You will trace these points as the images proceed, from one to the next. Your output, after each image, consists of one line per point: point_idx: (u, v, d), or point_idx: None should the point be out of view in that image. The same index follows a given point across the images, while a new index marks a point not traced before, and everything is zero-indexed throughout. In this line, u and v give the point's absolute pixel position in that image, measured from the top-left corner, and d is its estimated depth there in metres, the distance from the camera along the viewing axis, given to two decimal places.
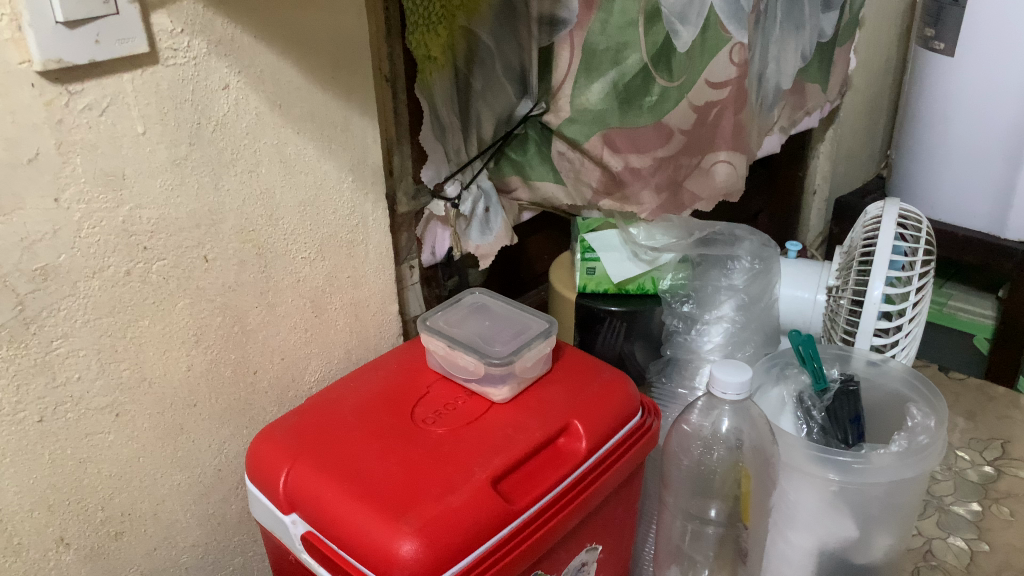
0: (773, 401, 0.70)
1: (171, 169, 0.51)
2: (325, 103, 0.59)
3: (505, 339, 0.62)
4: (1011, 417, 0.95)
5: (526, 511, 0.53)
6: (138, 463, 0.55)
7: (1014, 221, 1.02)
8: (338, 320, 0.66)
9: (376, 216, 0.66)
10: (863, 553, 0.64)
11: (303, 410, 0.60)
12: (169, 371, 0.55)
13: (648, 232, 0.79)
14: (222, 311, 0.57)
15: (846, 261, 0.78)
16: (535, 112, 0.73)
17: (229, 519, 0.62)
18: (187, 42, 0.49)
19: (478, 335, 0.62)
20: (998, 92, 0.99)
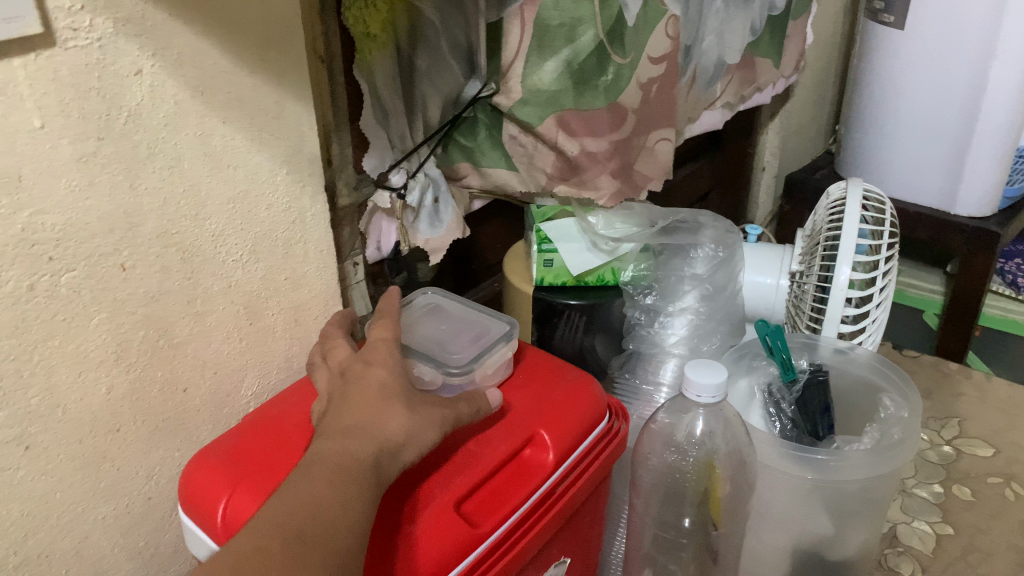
0: (741, 394, 0.67)
1: (78, 168, 0.44)
2: (255, 88, 0.52)
3: (463, 343, 0.57)
4: (964, 393, 0.94)
5: (492, 535, 0.48)
6: (54, 499, 0.49)
7: (965, 196, 1.03)
8: (277, 327, 0.60)
9: (315, 211, 0.60)
10: (837, 549, 0.62)
11: (241, 430, 0.54)
12: (87, 395, 0.48)
13: (608, 219, 0.75)
14: (146, 325, 0.51)
15: (811, 246, 0.76)
16: (485, 93, 0.67)
17: (162, 550, 0.57)
18: (90, 20, 0.42)
19: (433, 340, 0.57)
20: (949, 68, 0.98)
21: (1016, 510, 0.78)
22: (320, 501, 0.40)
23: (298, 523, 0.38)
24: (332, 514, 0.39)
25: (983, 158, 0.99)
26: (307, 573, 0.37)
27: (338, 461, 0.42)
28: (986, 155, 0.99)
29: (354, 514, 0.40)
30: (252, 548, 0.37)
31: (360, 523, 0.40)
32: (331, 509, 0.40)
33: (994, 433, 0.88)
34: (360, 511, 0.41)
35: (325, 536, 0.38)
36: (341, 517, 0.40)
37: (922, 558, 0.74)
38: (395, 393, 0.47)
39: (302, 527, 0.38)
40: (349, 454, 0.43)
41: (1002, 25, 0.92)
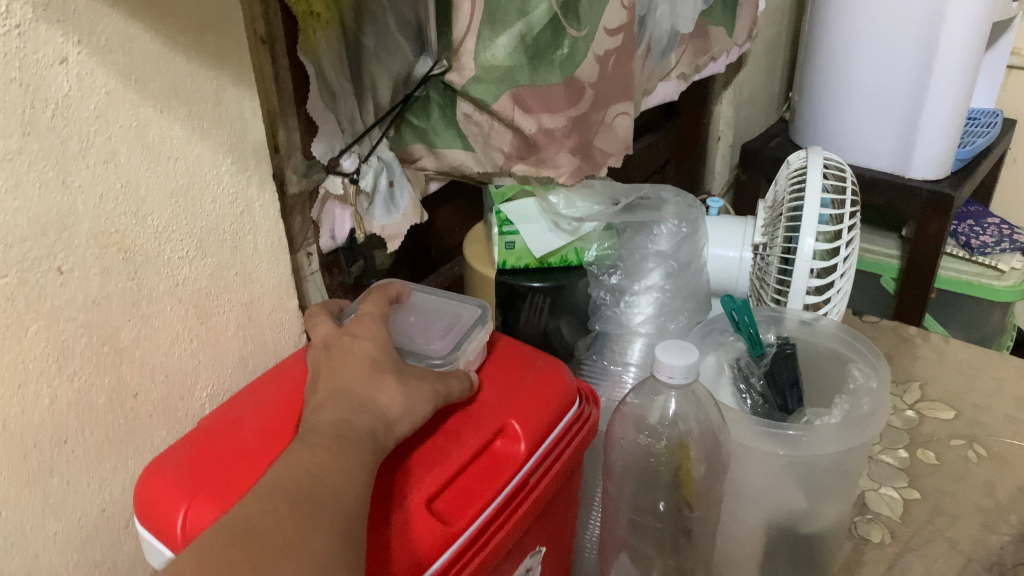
0: (710, 370, 0.66)
1: (3, 167, 0.41)
2: (192, 73, 0.49)
3: (437, 332, 0.55)
4: (923, 356, 0.95)
5: (467, 532, 0.47)
6: (0, 520, 0.45)
7: (918, 159, 1.03)
8: (229, 324, 0.57)
9: (264, 200, 0.57)
10: (810, 522, 0.62)
11: (196, 437, 0.51)
12: (28, 409, 0.45)
13: (568, 197, 0.73)
14: (88, 330, 0.47)
15: (773, 217, 0.76)
16: (437, 70, 0.65)
17: (120, 563, 0.54)
18: (6, 6, 0.39)
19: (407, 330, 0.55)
20: (898, 32, 0.98)
21: (979, 473, 0.79)
22: (323, 467, 0.39)
23: (304, 488, 0.38)
24: (335, 480, 0.39)
25: (935, 120, 1.00)
26: (316, 538, 0.36)
27: (335, 434, 0.42)
28: (938, 118, 0.99)
29: (354, 482, 0.40)
30: (257, 511, 0.36)
31: (362, 491, 0.40)
32: (333, 474, 0.39)
33: (954, 396, 0.89)
34: (360, 480, 0.40)
35: (330, 501, 0.38)
36: (343, 485, 0.39)
37: (891, 524, 0.74)
38: (386, 366, 0.47)
39: (310, 491, 0.38)
40: (345, 425, 0.42)
41: None
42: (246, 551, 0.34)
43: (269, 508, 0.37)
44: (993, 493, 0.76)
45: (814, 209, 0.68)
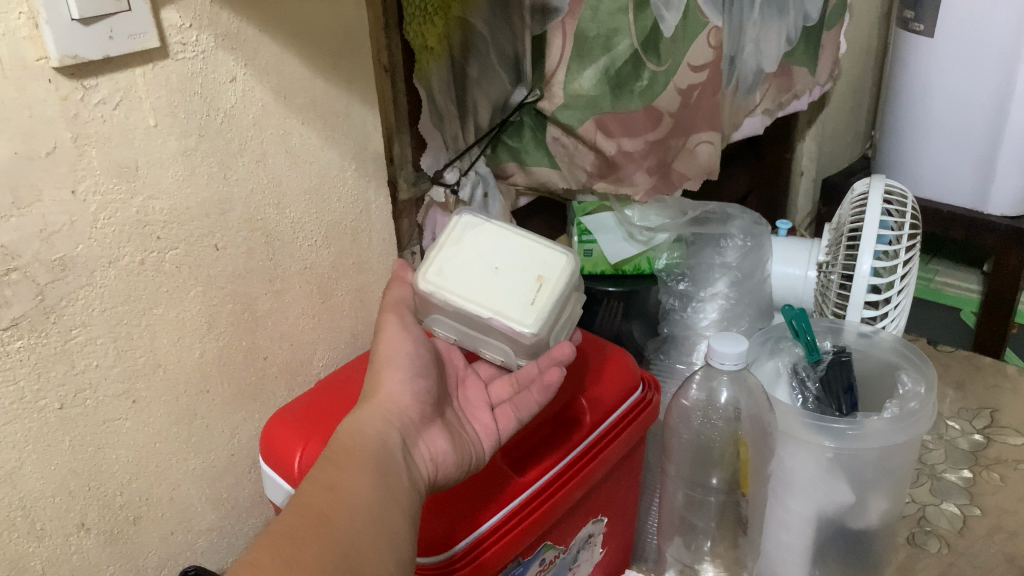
0: (768, 372, 0.71)
1: (181, 160, 0.52)
2: (326, 92, 0.60)
3: None
4: (998, 385, 0.97)
5: (535, 483, 0.54)
6: (154, 449, 0.55)
7: (996, 196, 1.10)
8: (343, 305, 0.67)
9: (378, 203, 0.68)
10: (859, 518, 0.65)
11: (314, 393, 0.61)
12: (183, 358, 0.56)
13: (643, 212, 0.83)
14: (233, 299, 0.58)
15: (836, 237, 0.82)
16: (530, 99, 0.75)
17: (241, 503, 0.64)
18: (195, 36, 0.50)
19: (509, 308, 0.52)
20: (974, 75, 1.06)
21: None
22: (312, 501, 0.40)
23: (298, 524, 0.39)
24: (330, 507, 0.40)
25: (1012, 160, 1.07)
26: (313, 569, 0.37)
27: (325, 464, 0.43)
28: (1015, 156, 1.06)
29: (361, 494, 0.42)
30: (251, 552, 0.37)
31: (368, 506, 0.41)
32: (319, 501, 0.40)
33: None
34: (352, 494, 0.41)
35: (321, 526, 0.39)
36: (332, 509, 0.40)
37: (949, 537, 0.77)
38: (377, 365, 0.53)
39: (301, 525, 0.39)
40: (332, 454, 0.44)
41: None
42: None
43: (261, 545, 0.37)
44: None
45: (873, 229, 0.73)
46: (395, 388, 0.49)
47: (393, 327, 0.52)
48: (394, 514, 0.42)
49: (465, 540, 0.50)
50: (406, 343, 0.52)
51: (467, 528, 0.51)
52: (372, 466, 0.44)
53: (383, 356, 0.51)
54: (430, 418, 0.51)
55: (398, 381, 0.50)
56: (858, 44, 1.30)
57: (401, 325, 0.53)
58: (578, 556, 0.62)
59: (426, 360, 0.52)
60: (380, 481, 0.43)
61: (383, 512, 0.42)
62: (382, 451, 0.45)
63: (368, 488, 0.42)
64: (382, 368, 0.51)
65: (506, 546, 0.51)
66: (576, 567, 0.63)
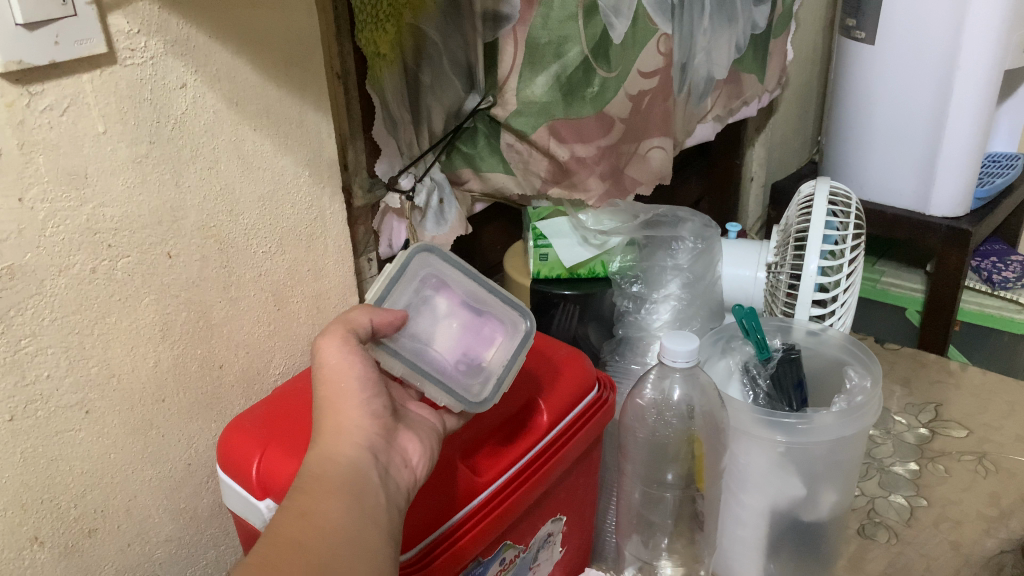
0: (720, 371, 0.73)
1: (132, 167, 0.52)
2: (280, 99, 0.60)
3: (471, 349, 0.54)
4: (942, 380, 1.00)
5: (493, 484, 0.55)
6: (108, 459, 0.55)
7: (937, 198, 1.14)
8: (300, 313, 0.67)
9: (334, 210, 0.68)
10: (810, 510, 0.67)
11: (270, 401, 0.60)
12: (138, 367, 0.55)
13: (597, 217, 0.85)
14: (187, 307, 0.57)
15: (783, 240, 0.85)
16: (483, 105, 0.76)
17: (200, 513, 0.63)
18: (144, 42, 0.50)
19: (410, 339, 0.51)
20: (914, 81, 1.10)
21: (986, 485, 0.83)
22: (290, 531, 0.40)
23: (273, 551, 0.38)
24: (304, 533, 0.40)
25: (953, 162, 1.11)
26: None
27: (299, 491, 0.42)
28: (958, 157, 1.10)
29: (333, 511, 0.41)
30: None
31: (342, 521, 0.41)
32: (292, 529, 0.40)
33: (969, 417, 0.94)
34: (328, 520, 0.41)
35: (294, 551, 0.39)
36: (308, 534, 0.40)
37: (897, 527, 0.79)
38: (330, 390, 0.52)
39: (273, 556, 0.38)
40: (305, 480, 0.43)
41: (964, 37, 1.03)
42: None
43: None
44: (998, 502, 0.81)
45: (819, 230, 0.75)
46: (356, 416, 0.47)
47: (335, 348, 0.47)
48: (373, 533, 0.42)
49: (433, 534, 0.51)
50: (355, 365, 0.47)
51: (425, 528, 0.51)
52: (348, 486, 0.43)
53: (334, 388, 0.47)
54: (394, 427, 0.49)
55: (356, 410, 0.47)
56: (805, 52, 1.34)
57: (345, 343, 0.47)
58: (538, 555, 0.63)
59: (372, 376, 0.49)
60: (355, 502, 0.42)
61: (362, 533, 0.41)
62: (355, 473, 0.44)
63: (341, 509, 0.41)
64: (332, 399, 0.47)
65: (469, 543, 0.52)
66: (537, 566, 0.63)
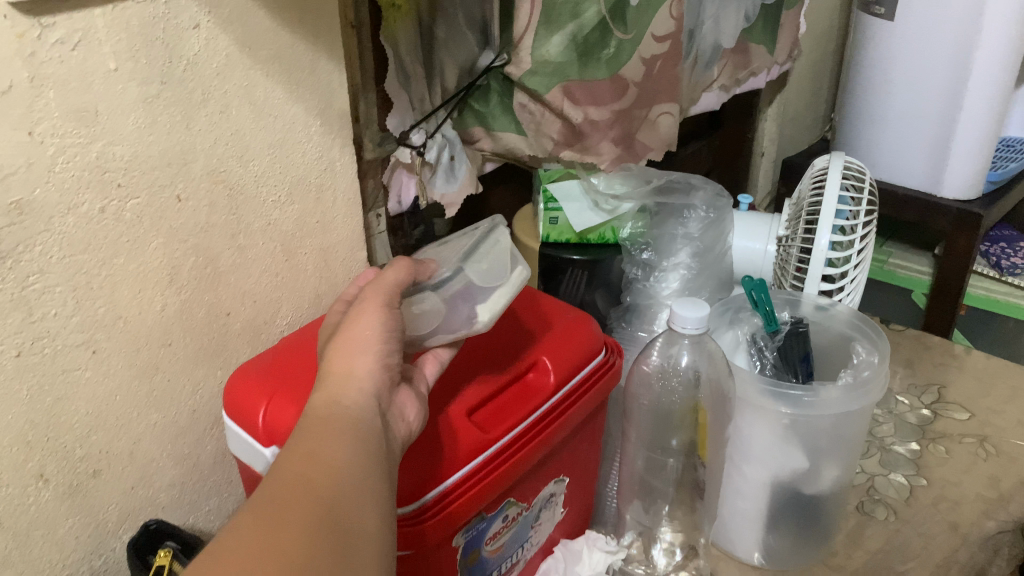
0: (727, 341, 0.72)
1: (142, 107, 0.50)
2: (293, 46, 0.59)
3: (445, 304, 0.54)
4: (946, 363, 1.00)
5: (499, 441, 0.55)
6: (113, 402, 0.54)
7: (949, 180, 1.14)
8: (307, 266, 0.67)
9: (344, 161, 0.67)
10: (812, 483, 0.67)
11: (277, 350, 0.60)
12: (144, 310, 0.54)
13: (608, 180, 0.85)
14: (195, 252, 0.57)
15: (796, 212, 0.84)
16: (498, 62, 0.76)
17: (203, 461, 0.63)
18: None
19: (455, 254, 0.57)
20: (935, 59, 1.08)
21: (986, 468, 0.83)
22: (294, 472, 0.37)
23: (282, 487, 0.36)
24: (308, 473, 0.37)
25: (966, 143, 1.10)
26: (302, 529, 0.34)
27: (302, 434, 0.40)
28: (969, 138, 1.10)
29: (341, 452, 0.39)
30: (223, 536, 0.34)
31: (353, 462, 0.39)
32: (299, 467, 0.37)
33: (971, 399, 0.93)
34: (333, 459, 0.38)
35: (302, 488, 0.36)
36: (316, 474, 0.37)
37: (896, 505, 0.79)
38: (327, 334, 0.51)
39: (281, 494, 0.36)
40: (309, 423, 0.41)
41: (984, 15, 1.01)
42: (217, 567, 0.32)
43: (236, 530, 0.34)
44: (997, 484, 0.81)
45: (831, 205, 0.74)
46: (368, 368, 0.45)
47: (369, 316, 0.47)
48: (379, 476, 0.39)
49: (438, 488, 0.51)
50: (372, 325, 0.46)
51: (433, 482, 0.51)
52: (351, 430, 0.41)
53: (343, 343, 0.46)
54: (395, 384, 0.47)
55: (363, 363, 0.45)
56: (819, 28, 1.32)
57: (381, 312, 0.47)
58: (539, 516, 0.63)
59: (394, 334, 0.47)
60: (361, 445, 0.40)
61: (367, 476, 0.39)
62: (357, 420, 0.42)
63: (348, 452, 0.39)
64: (338, 352, 0.46)
65: (471, 501, 0.52)
66: (537, 526, 0.63)
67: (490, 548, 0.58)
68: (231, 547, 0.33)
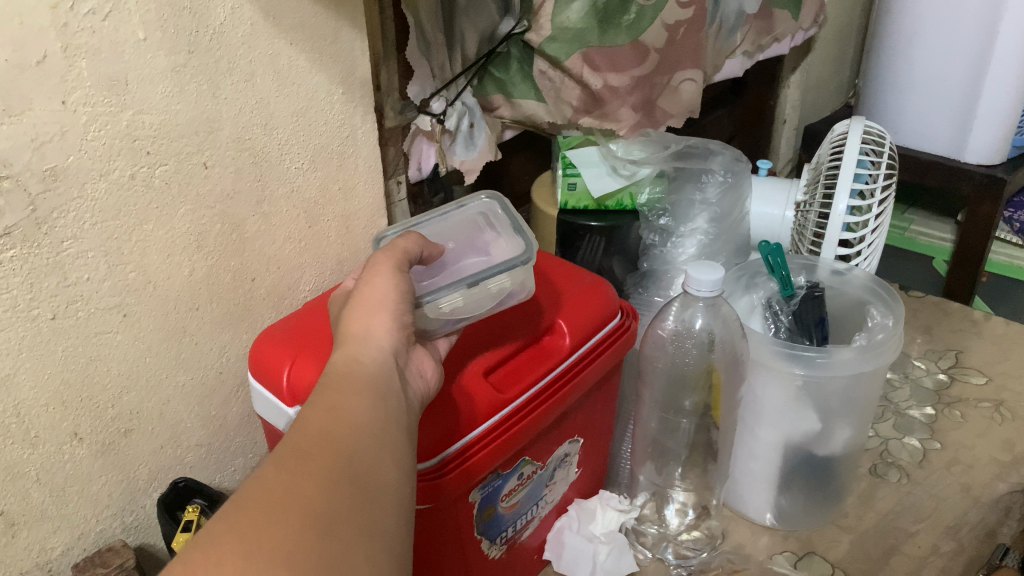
0: (743, 306, 0.73)
1: (171, 76, 0.52)
2: (316, 15, 0.60)
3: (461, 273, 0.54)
4: (964, 329, 1.00)
5: (516, 401, 0.57)
6: (144, 363, 0.57)
7: (973, 145, 1.14)
8: (329, 233, 0.69)
9: (365, 129, 0.68)
10: (823, 445, 0.69)
11: (300, 314, 0.62)
12: (173, 275, 0.57)
13: (627, 147, 0.86)
14: (221, 219, 0.59)
15: (814, 177, 0.84)
16: (518, 30, 0.78)
17: (229, 421, 0.65)
18: None
19: (476, 237, 0.58)
20: (961, 22, 1.07)
21: (1001, 432, 0.84)
22: (316, 425, 0.39)
23: (305, 440, 0.38)
24: (330, 427, 0.39)
25: (992, 108, 1.09)
26: (324, 480, 0.36)
27: (323, 390, 0.42)
28: (996, 103, 1.08)
29: (360, 410, 0.41)
30: (247, 483, 0.35)
31: (371, 419, 0.41)
32: (321, 422, 0.39)
33: (989, 365, 0.94)
34: (354, 416, 0.40)
35: (324, 441, 0.38)
36: (337, 428, 0.39)
37: (909, 467, 0.80)
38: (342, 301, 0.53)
39: (304, 445, 0.38)
40: (329, 381, 0.43)
41: None
42: (242, 513, 0.33)
43: (259, 478, 0.35)
44: (1011, 449, 0.81)
45: (850, 169, 0.74)
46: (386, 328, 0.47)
47: (384, 278, 0.49)
48: (396, 433, 0.41)
49: (454, 446, 0.53)
50: (389, 286, 0.48)
51: (453, 437, 0.53)
52: (368, 389, 0.42)
53: (361, 303, 0.48)
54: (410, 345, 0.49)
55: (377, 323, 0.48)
56: None
57: (393, 272, 0.49)
58: (553, 474, 0.65)
59: (410, 295, 0.49)
60: (379, 403, 0.42)
61: (384, 434, 0.40)
62: (376, 378, 0.44)
63: (367, 409, 0.41)
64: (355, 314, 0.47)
65: (488, 456, 0.54)
66: (552, 484, 0.65)
67: (505, 504, 0.60)
68: (254, 494, 0.34)
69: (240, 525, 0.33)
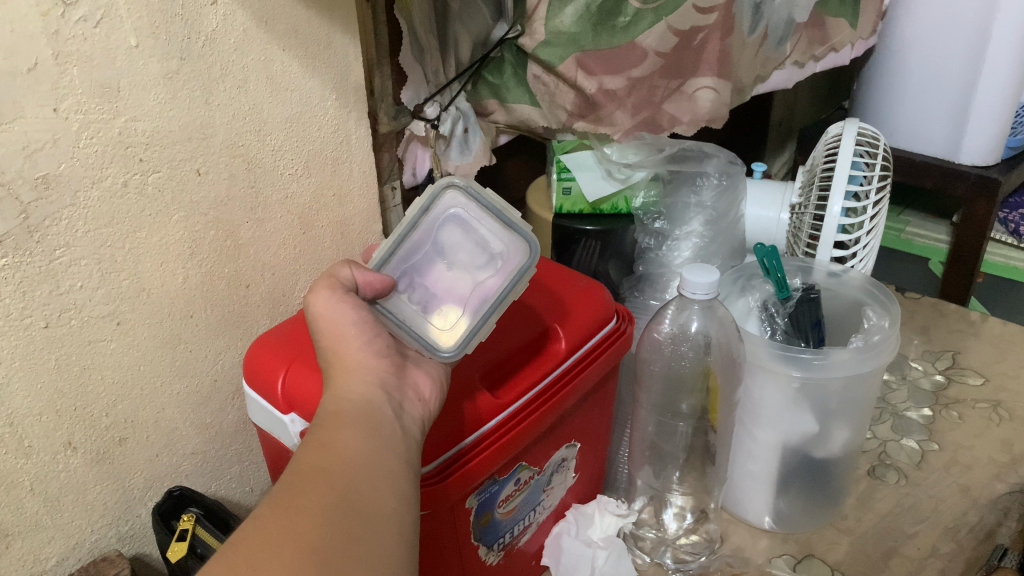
0: (739, 308, 0.73)
1: (163, 83, 0.52)
2: (309, 20, 0.60)
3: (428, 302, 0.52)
4: (961, 329, 1.00)
5: (511, 406, 0.56)
6: (139, 370, 0.56)
7: (968, 146, 1.14)
8: (324, 238, 0.69)
9: (359, 135, 0.68)
10: (821, 447, 0.69)
11: (294, 320, 0.62)
12: (167, 282, 0.56)
13: (622, 151, 0.85)
14: (215, 225, 0.58)
15: (808, 179, 0.84)
16: (512, 35, 0.78)
17: (225, 428, 0.65)
18: None
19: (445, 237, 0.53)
20: (955, 23, 1.07)
21: (999, 433, 0.84)
22: (310, 460, 0.39)
23: (298, 475, 0.38)
24: (324, 461, 0.39)
25: (988, 109, 1.09)
26: (318, 513, 0.36)
27: (316, 426, 0.42)
28: (991, 103, 1.09)
29: (354, 443, 0.41)
30: (242, 523, 0.35)
31: (365, 451, 0.41)
32: (315, 456, 0.39)
33: (986, 366, 0.94)
34: (348, 448, 0.40)
35: (319, 475, 0.38)
36: (331, 461, 0.39)
37: (907, 469, 0.80)
38: None
39: (298, 482, 0.38)
40: (323, 417, 0.43)
41: None
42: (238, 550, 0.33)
43: (254, 516, 0.36)
44: (1010, 449, 0.81)
45: (845, 171, 0.75)
46: (361, 356, 0.48)
47: (323, 299, 0.48)
48: (392, 461, 0.41)
49: (445, 453, 0.53)
50: (345, 311, 0.48)
51: (451, 442, 0.53)
52: (361, 421, 0.43)
53: (330, 332, 0.48)
54: (402, 365, 0.49)
55: (361, 350, 0.48)
56: None
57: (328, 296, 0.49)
58: (551, 479, 0.64)
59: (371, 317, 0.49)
60: (372, 434, 0.42)
61: (380, 463, 0.41)
62: (367, 410, 0.44)
63: (360, 441, 0.41)
64: (333, 343, 0.48)
65: (486, 461, 0.53)
66: (550, 490, 0.65)
67: (503, 509, 0.60)
68: (249, 533, 0.35)
69: (235, 562, 0.33)
